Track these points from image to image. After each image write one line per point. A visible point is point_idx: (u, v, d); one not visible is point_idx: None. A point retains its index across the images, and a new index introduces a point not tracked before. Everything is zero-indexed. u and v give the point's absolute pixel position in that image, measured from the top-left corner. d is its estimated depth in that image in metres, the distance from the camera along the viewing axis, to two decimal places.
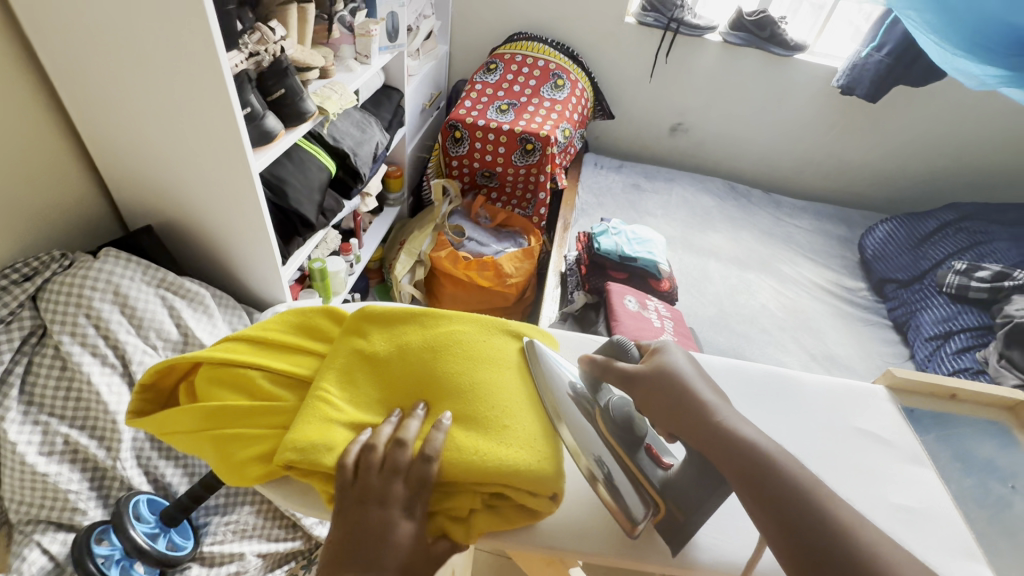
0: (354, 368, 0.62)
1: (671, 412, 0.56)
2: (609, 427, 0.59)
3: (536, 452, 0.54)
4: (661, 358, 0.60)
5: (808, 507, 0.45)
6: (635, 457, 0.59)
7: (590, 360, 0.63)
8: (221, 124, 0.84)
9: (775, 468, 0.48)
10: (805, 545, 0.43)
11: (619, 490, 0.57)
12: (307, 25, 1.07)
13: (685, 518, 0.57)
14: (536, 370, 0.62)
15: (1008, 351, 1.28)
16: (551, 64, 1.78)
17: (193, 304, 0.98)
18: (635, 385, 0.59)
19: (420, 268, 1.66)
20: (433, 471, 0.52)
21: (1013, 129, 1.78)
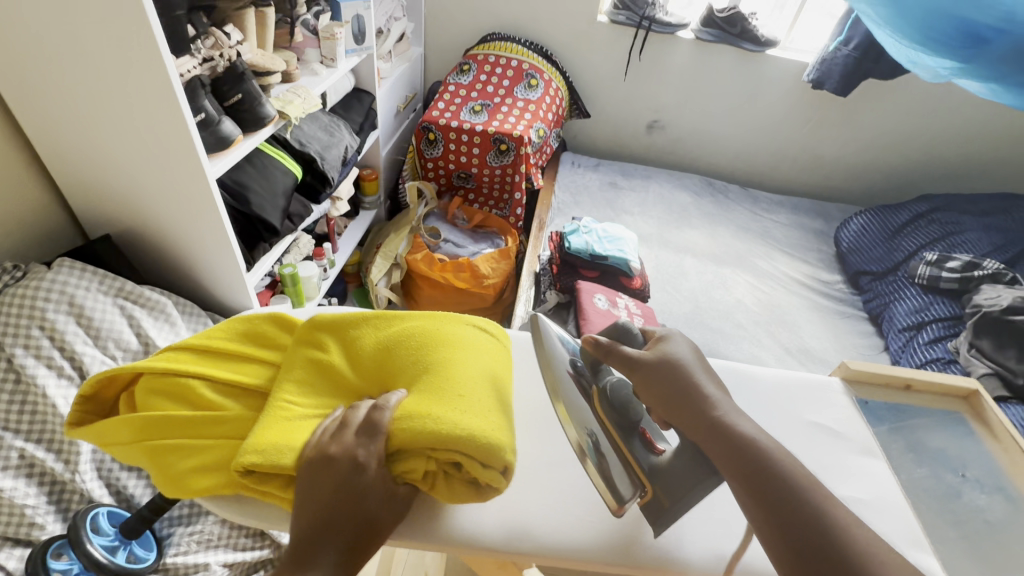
0: (308, 373, 0.62)
1: (670, 400, 0.57)
2: (606, 407, 0.61)
3: (491, 422, 0.53)
4: (666, 347, 0.61)
5: (805, 503, 0.45)
6: (630, 444, 0.59)
7: (594, 342, 0.63)
8: (172, 130, 0.83)
9: (769, 460, 0.49)
10: (792, 536, 0.44)
11: (608, 466, 0.57)
12: (267, 30, 1.06)
13: (671, 505, 0.56)
14: (539, 345, 0.64)
15: (978, 340, 1.31)
16: (525, 64, 1.77)
17: (154, 312, 0.97)
18: (637, 371, 0.60)
19: (396, 271, 1.66)
20: (385, 418, 0.53)
21: (983, 120, 1.79)
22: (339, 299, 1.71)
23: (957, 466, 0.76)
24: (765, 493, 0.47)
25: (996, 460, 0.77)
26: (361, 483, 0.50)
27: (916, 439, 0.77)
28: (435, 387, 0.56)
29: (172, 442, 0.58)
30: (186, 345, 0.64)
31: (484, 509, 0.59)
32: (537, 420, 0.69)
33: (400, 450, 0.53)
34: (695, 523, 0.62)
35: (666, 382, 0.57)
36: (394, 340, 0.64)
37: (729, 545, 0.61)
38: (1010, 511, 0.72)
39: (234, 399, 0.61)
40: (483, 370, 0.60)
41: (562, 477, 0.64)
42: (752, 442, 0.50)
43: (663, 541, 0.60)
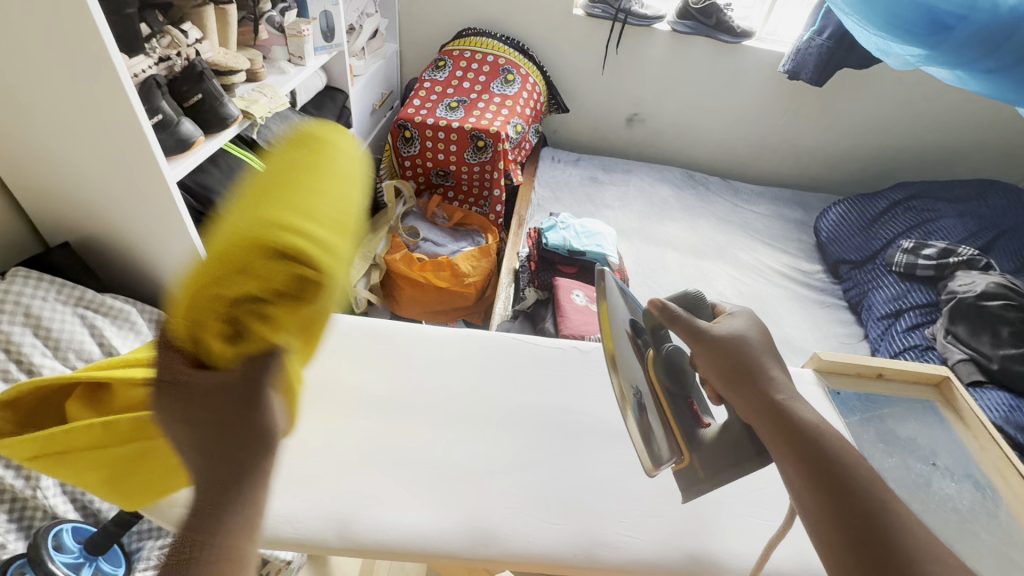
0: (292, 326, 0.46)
1: (734, 380, 0.52)
2: (661, 373, 0.56)
3: (271, 226, 0.37)
4: (735, 325, 0.56)
5: (869, 499, 0.44)
6: (678, 413, 0.55)
7: (661, 307, 0.55)
8: (128, 133, 0.80)
9: (827, 450, 0.47)
10: (855, 530, 0.43)
11: (650, 429, 0.55)
12: (229, 29, 1.03)
13: (707, 476, 0.55)
14: (600, 300, 0.57)
15: (953, 326, 1.32)
16: (501, 59, 1.75)
17: (118, 321, 0.95)
18: (705, 343, 0.54)
19: (375, 271, 1.62)
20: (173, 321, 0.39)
21: (958, 107, 1.81)
22: None
23: (927, 455, 0.76)
24: (822, 484, 0.45)
25: (966, 447, 0.78)
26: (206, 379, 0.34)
27: (887, 428, 0.77)
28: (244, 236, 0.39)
29: (144, 458, 0.56)
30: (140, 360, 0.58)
31: (450, 514, 0.58)
32: (505, 421, 0.67)
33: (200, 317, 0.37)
34: (666, 521, 0.61)
35: (733, 360, 0.53)
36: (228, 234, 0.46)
37: (699, 543, 0.60)
38: (979, 498, 0.73)
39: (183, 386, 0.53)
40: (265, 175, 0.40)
41: (529, 478, 0.63)
42: (811, 429, 0.48)
43: (627, 541, 0.59)
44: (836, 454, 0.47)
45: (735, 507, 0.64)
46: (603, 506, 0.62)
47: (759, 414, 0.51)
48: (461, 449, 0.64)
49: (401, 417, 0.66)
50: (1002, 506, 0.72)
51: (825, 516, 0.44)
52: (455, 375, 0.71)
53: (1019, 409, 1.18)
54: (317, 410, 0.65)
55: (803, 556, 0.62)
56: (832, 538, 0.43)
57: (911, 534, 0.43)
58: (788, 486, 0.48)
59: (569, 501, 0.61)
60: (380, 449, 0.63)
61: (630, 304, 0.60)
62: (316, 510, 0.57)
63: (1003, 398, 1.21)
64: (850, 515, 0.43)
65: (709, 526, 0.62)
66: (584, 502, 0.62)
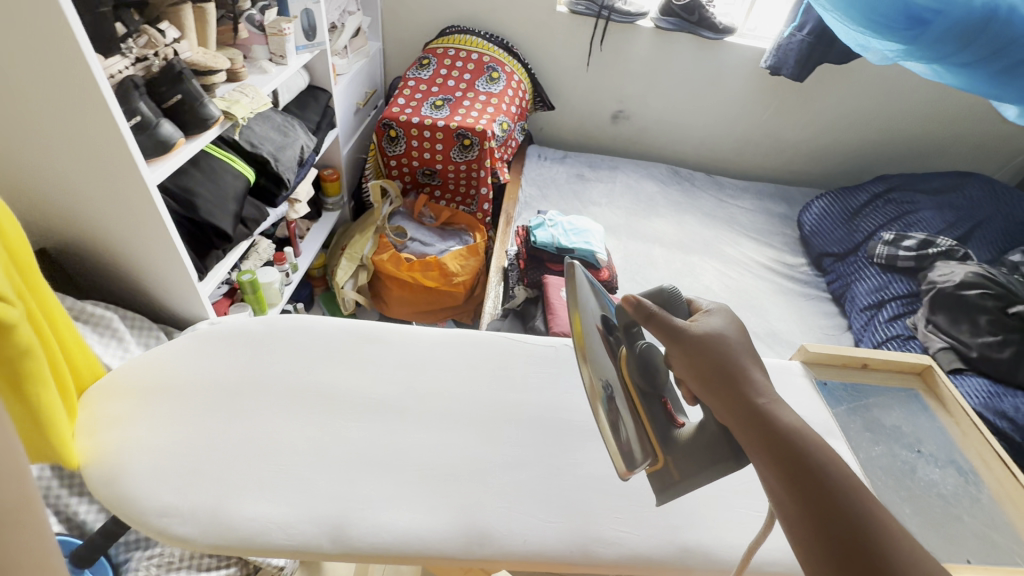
0: None
1: (711, 381, 0.52)
2: (632, 369, 0.56)
3: None
4: (713, 323, 0.56)
5: (851, 507, 0.42)
6: (649, 408, 0.56)
7: (636, 303, 0.55)
8: (104, 137, 0.78)
9: (807, 451, 0.46)
10: (831, 536, 0.41)
11: (622, 428, 0.52)
12: (208, 27, 1.00)
13: (681, 477, 0.53)
14: (571, 296, 0.57)
15: (934, 316, 1.36)
16: (485, 57, 1.74)
17: (100, 328, 0.94)
18: (680, 343, 0.54)
19: (363, 272, 1.62)
20: None
21: (935, 100, 1.84)
22: (306, 304, 1.66)
23: (912, 443, 0.78)
24: (800, 488, 0.44)
25: (949, 433, 0.79)
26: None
27: (873, 418, 0.79)
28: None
29: None
30: None
31: (444, 516, 0.58)
32: (498, 421, 0.67)
33: None
34: (658, 516, 0.62)
35: (709, 360, 0.53)
36: None
37: (691, 536, 0.61)
38: (961, 483, 0.74)
39: None
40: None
41: (522, 476, 0.63)
42: (790, 431, 0.48)
43: (621, 537, 0.60)
44: (817, 455, 0.46)
45: (725, 500, 0.65)
46: (598, 503, 0.62)
47: (736, 418, 0.50)
48: (453, 450, 0.63)
49: (392, 420, 0.65)
50: (983, 491, 0.74)
51: (804, 518, 0.43)
52: (446, 376, 0.71)
53: (997, 394, 1.22)
54: (305, 414, 0.65)
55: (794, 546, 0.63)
56: (808, 539, 0.42)
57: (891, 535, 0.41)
58: (767, 489, 0.47)
59: (562, 498, 0.62)
60: (372, 452, 0.62)
61: (603, 302, 0.61)
62: (305, 517, 0.56)
63: (982, 384, 1.24)
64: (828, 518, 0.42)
65: (700, 519, 0.62)
66: (577, 500, 0.62)
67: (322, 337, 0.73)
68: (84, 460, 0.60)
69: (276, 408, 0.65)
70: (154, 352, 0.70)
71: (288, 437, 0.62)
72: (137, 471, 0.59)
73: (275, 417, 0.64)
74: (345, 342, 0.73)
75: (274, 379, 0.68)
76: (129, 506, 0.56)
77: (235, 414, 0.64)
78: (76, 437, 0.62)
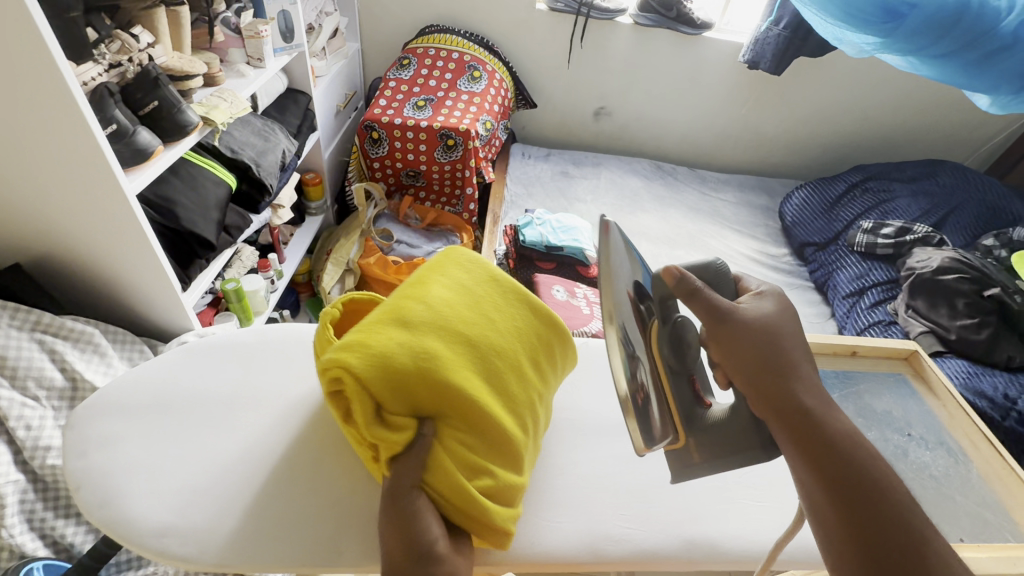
0: (415, 385, 0.52)
1: (755, 376, 0.52)
2: (663, 349, 0.52)
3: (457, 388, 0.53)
4: (761, 309, 0.54)
5: (890, 511, 0.44)
6: (675, 384, 0.53)
7: (676, 278, 0.52)
8: (80, 146, 0.75)
9: (846, 451, 0.48)
10: (869, 539, 0.43)
11: (644, 406, 0.50)
12: (182, 31, 0.98)
13: (700, 461, 0.54)
14: (602, 264, 0.50)
15: (914, 301, 1.40)
16: (466, 56, 1.73)
17: (80, 344, 0.91)
18: (728, 329, 0.52)
19: (350, 277, 1.61)
20: (418, 447, 0.51)
21: (906, 90, 1.89)
22: (292, 310, 1.65)
23: (902, 426, 0.80)
24: (834, 483, 0.46)
25: (937, 416, 0.82)
26: (415, 511, 0.49)
27: (864, 403, 0.81)
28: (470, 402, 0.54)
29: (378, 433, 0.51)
30: (397, 419, 0.51)
31: None
32: None
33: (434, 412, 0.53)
34: (664, 511, 0.62)
35: (756, 356, 0.52)
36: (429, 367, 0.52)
37: (695, 529, 0.62)
38: (951, 464, 0.77)
39: (403, 416, 0.52)
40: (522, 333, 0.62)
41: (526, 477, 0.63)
42: (827, 428, 0.49)
43: (628, 533, 0.60)
44: (858, 459, 0.47)
45: (729, 493, 0.66)
46: (604, 500, 0.62)
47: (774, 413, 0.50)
48: None
49: None
50: (972, 469, 0.76)
51: (837, 514, 0.45)
52: None
53: (976, 374, 1.26)
54: (302, 422, 0.64)
55: (797, 534, 0.64)
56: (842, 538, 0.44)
57: (919, 530, 0.44)
58: (799, 485, 0.48)
59: (566, 499, 0.62)
60: None
61: (636, 264, 0.55)
62: (307, 531, 0.55)
63: (961, 365, 1.28)
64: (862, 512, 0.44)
65: (704, 511, 0.63)
66: (583, 499, 0.62)
67: None
68: (75, 482, 0.58)
69: (271, 419, 0.64)
70: (140, 368, 0.68)
71: (283, 447, 0.61)
72: (131, 492, 0.57)
73: (270, 427, 0.63)
74: None
75: (268, 391, 0.66)
76: (124, 527, 0.55)
77: (230, 427, 0.62)
78: (66, 458, 0.60)
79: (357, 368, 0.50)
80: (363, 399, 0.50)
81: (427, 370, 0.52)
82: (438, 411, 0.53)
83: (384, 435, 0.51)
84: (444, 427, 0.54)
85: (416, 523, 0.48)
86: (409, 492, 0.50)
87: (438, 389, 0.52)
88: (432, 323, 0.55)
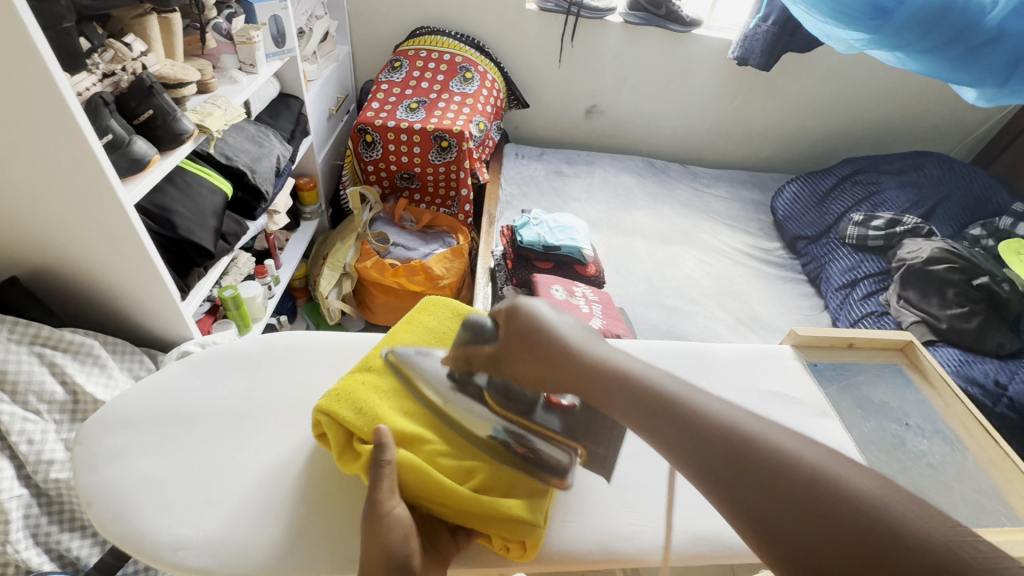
0: (378, 408, 0.61)
1: (548, 381, 0.57)
2: (496, 398, 0.62)
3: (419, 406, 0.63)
4: (511, 321, 0.61)
5: (726, 439, 0.41)
6: (534, 417, 0.61)
7: (455, 359, 0.65)
8: (77, 157, 0.75)
9: (669, 405, 0.46)
10: (726, 475, 0.40)
11: (538, 447, 0.61)
12: (174, 39, 0.98)
13: (604, 450, 0.64)
14: (405, 382, 0.65)
15: (905, 292, 1.42)
16: (458, 58, 1.73)
17: (80, 356, 0.91)
18: (502, 360, 0.61)
19: (347, 281, 1.60)
20: (389, 456, 0.55)
21: (893, 83, 1.92)
22: (289, 316, 1.64)
23: (899, 417, 0.82)
24: (702, 453, 0.41)
25: (932, 404, 0.84)
26: (390, 528, 0.51)
27: (861, 394, 0.83)
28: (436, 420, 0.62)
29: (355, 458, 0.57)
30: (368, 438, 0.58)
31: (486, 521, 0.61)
32: None
33: (407, 437, 0.59)
34: (668, 506, 0.64)
35: (534, 362, 0.57)
36: (391, 395, 0.63)
37: (701, 523, 0.63)
38: (946, 452, 0.79)
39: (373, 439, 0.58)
40: None
41: None
42: (691, 413, 0.44)
43: (637, 531, 0.61)
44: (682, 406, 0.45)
45: None
46: (612, 501, 0.63)
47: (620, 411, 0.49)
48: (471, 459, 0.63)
49: None
50: (967, 456, 0.78)
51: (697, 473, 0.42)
52: None
53: (967, 362, 1.28)
54: (310, 431, 0.64)
55: None
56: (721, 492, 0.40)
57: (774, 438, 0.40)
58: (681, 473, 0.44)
59: (573, 498, 0.63)
60: None
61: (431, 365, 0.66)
62: (316, 548, 0.55)
63: (954, 353, 1.30)
64: (767, 492, 0.37)
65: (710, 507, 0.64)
66: (591, 498, 0.63)
67: (322, 352, 0.72)
68: (86, 496, 0.58)
69: (283, 428, 0.64)
70: (147, 381, 0.67)
71: (296, 457, 0.61)
72: (145, 505, 0.57)
73: (281, 436, 0.63)
74: (344, 353, 0.73)
75: (276, 400, 0.67)
76: (139, 541, 0.55)
77: (240, 436, 0.63)
78: (76, 473, 0.59)
79: (328, 408, 0.60)
80: (336, 430, 0.59)
81: (385, 396, 0.63)
82: (407, 432, 0.60)
83: (359, 458, 0.58)
84: (422, 438, 0.60)
85: (384, 521, 0.52)
86: (378, 494, 0.53)
87: (401, 412, 0.62)
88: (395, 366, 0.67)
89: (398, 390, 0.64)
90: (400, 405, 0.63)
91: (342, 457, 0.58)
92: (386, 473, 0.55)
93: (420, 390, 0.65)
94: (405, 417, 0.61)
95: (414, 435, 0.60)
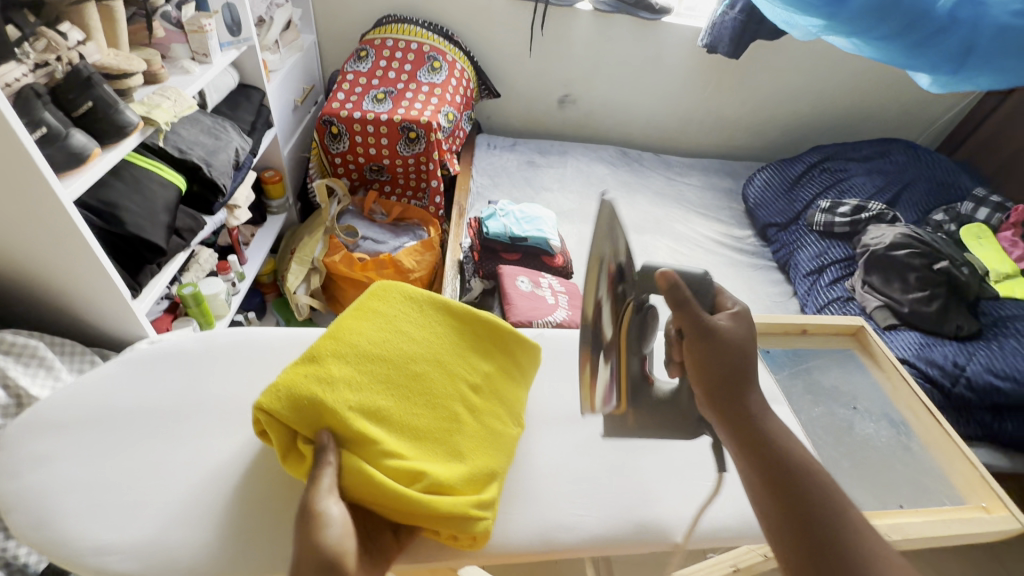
0: (325, 405, 0.57)
1: (721, 385, 0.54)
2: (631, 330, 0.59)
3: (371, 400, 0.61)
4: (734, 326, 0.56)
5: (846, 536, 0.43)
6: (629, 364, 0.61)
7: (670, 282, 0.55)
8: (7, 152, 0.72)
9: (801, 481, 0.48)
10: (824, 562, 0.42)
11: (604, 372, 0.62)
12: (117, 27, 0.94)
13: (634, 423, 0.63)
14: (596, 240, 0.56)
15: (869, 277, 1.45)
16: (425, 47, 1.70)
17: (24, 358, 0.88)
18: (707, 338, 0.55)
19: (315, 275, 1.58)
20: (330, 459, 0.55)
21: (861, 71, 1.93)
22: (257, 312, 1.61)
23: (847, 401, 0.84)
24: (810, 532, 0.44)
25: (882, 388, 0.85)
26: (323, 524, 0.49)
27: (813, 380, 0.85)
28: (388, 413, 0.61)
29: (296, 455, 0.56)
30: (314, 438, 0.57)
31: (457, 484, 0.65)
32: None
33: (355, 435, 0.57)
34: (614, 495, 0.65)
35: (720, 368, 0.55)
36: (342, 387, 0.60)
37: (646, 512, 0.64)
38: (893, 435, 0.81)
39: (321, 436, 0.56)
40: (445, 339, 0.69)
41: None
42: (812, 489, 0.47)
43: (580, 520, 0.62)
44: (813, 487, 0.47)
45: (681, 470, 0.69)
46: (558, 491, 0.64)
47: (744, 448, 0.52)
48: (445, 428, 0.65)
49: None
50: (914, 439, 0.80)
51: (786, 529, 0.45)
52: None
53: (927, 345, 1.31)
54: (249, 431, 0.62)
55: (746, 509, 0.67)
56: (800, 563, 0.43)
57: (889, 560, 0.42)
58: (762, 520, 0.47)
59: (519, 491, 0.64)
60: None
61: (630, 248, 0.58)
62: (249, 550, 0.54)
63: (914, 337, 1.33)
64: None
65: (655, 495, 0.66)
66: (537, 490, 0.64)
67: (264, 349, 0.71)
68: (12, 503, 0.56)
69: (219, 428, 0.62)
70: (76, 384, 0.65)
71: (235, 458, 0.60)
72: (71, 510, 0.55)
73: (219, 437, 0.62)
74: (286, 350, 0.71)
75: (213, 399, 0.65)
76: (63, 548, 0.53)
77: (174, 439, 0.61)
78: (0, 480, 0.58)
79: (267, 407, 0.56)
80: (280, 431, 0.56)
81: (334, 390, 0.59)
82: (360, 429, 0.58)
83: (304, 460, 0.56)
84: (368, 434, 0.58)
85: (318, 519, 0.49)
86: (315, 494, 0.51)
87: (350, 406, 0.59)
88: (345, 354, 0.63)
89: (348, 382, 0.61)
90: (350, 398, 0.59)
91: (286, 456, 0.57)
92: (320, 472, 0.53)
93: (372, 382, 0.62)
94: (353, 411, 0.59)
95: (361, 432, 0.58)
